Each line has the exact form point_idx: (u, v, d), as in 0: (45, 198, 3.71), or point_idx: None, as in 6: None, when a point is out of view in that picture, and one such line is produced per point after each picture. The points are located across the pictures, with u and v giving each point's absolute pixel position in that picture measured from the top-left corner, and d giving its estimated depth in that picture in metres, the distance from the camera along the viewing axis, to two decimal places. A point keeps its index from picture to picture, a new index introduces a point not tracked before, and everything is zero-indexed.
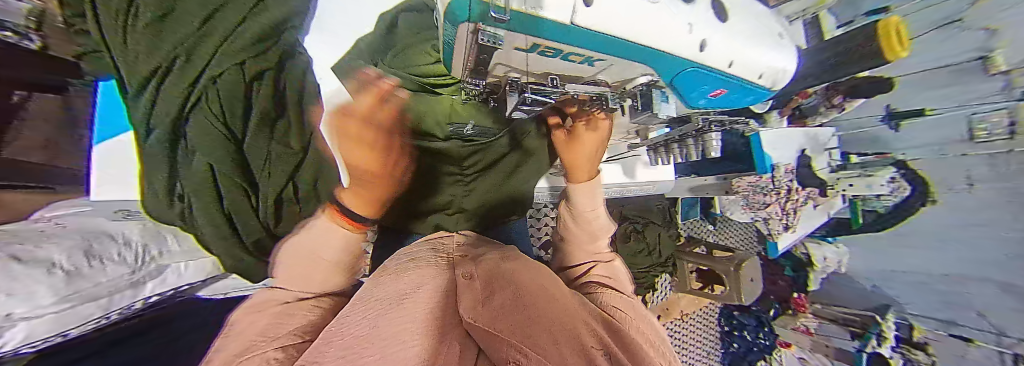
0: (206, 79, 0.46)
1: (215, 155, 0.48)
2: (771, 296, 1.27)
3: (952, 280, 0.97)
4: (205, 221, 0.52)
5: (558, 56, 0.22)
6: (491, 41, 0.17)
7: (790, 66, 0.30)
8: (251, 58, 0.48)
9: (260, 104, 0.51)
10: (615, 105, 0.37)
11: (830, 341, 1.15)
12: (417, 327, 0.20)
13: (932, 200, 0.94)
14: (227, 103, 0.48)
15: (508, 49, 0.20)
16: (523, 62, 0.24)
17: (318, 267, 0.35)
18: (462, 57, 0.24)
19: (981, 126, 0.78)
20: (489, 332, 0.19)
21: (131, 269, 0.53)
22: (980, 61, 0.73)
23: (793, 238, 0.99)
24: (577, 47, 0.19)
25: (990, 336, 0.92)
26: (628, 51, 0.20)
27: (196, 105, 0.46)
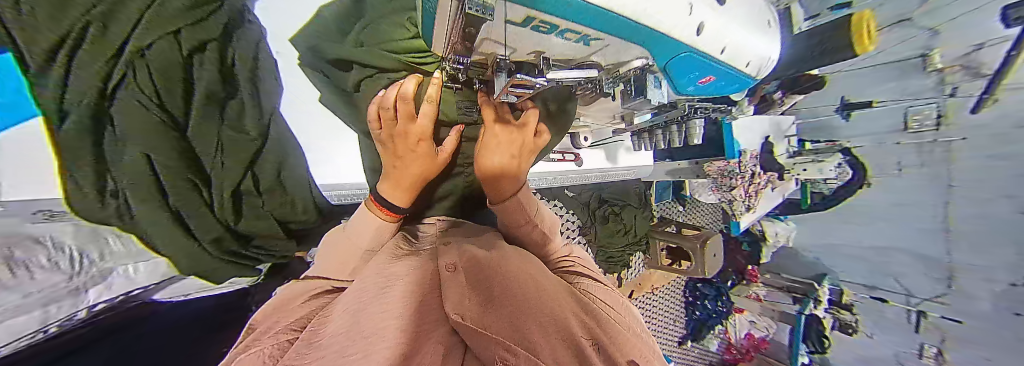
0: (132, 52, 0.35)
1: (157, 144, 0.38)
2: (730, 268, 1.43)
3: (880, 252, 1.14)
4: (147, 227, 0.42)
5: (554, 33, 0.20)
6: (480, 11, 0.14)
7: (773, 55, 0.31)
8: (190, 25, 0.40)
9: (205, 79, 0.43)
10: (610, 86, 0.38)
11: (778, 305, 1.30)
12: (402, 324, 0.21)
13: (869, 182, 1.11)
14: (164, 80, 0.38)
15: (500, 21, 0.17)
16: (515, 38, 0.22)
17: (354, 253, 0.41)
18: (448, 27, 0.22)
19: (916, 117, 0.97)
20: (478, 331, 0.20)
21: (66, 277, 0.42)
22: (921, 58, 0.94)
23: (753, 218, 1.07)
24: (578, 25, 0.17)
25: (899, 296, 1.12)
26: (629, 31, 0.19)
27: (122, 78, 0.35)
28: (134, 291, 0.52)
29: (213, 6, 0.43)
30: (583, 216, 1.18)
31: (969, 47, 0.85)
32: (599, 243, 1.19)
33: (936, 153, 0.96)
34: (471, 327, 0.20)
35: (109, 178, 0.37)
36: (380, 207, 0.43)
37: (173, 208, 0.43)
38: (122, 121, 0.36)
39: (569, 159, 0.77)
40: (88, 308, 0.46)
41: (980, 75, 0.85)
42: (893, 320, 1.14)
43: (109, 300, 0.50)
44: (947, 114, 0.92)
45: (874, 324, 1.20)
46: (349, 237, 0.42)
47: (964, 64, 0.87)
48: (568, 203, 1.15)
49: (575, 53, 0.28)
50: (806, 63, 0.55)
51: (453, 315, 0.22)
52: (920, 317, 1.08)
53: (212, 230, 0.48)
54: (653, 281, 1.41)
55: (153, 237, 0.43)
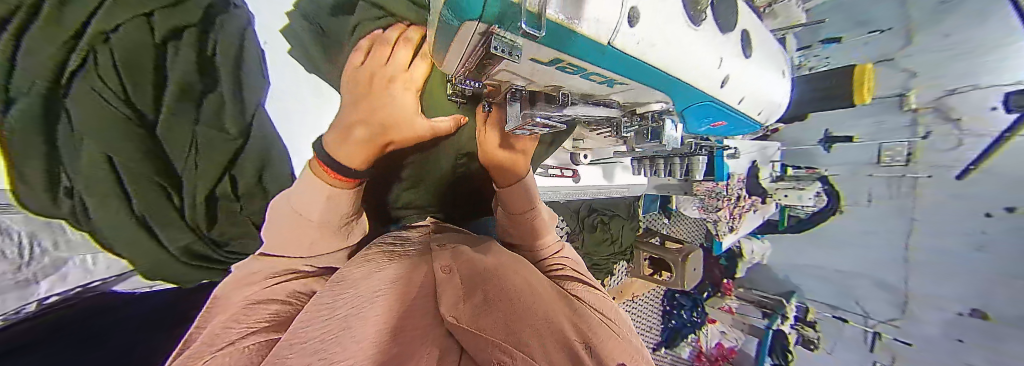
0: (93, 36, 0.37)
1: (111, 137, 0.40)
2: (707, 281, 1.48)
3: (846, 275, 1.21)
4: (97, 219, 0.44)
5: (578, 74, 0.20)
6: (506, 51, 0.13)
7: (781, 102, 0.33)
8: (163, 10, 0.41)
9: (181, 70, 0.44)
10: (628, 128, 0.36)
11: (747, 319, 1.35)
12: (397, 336, 0.19)
13: (842, 210, 1.17)
14: (129, 68, 0.40)
15: (523, 59, 0.16)
16: (535, 73, 0.21)
17: (306, 228, 0.36)
18: (462, 58, 0.20)
19: (889, 154, 1.04)
20: (477, 336, 0.18)
21: (12, 268, 0.43)
22: (899, 97, 1.02)
23: (734, 238, 1.12)
24: (604, 69, 0.17)
25: (859, 317, 1.20)
26: (655, 79, 0.18)
27: (82, 66, 0.37)
28: (93, 283, 0.50)
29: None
30: (572, 223, 1.18)
31: (942, 92, 0.95)
32: (586, 250, 1.20)
33: (902, 188, 1.05)
34: (468, 330, 0.19)
35: (64, 173, 0.40)
36: (327, 170, 0.37)
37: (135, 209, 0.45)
38: (77, 111, 0.38)
39: (566, 174, 0.76)
40: (39, 301, 0.45)
41: (948, 119, 0.95)
42: (851, 338, 1.22)
43: (66, 293, 0.47)
44: (915, 152, 1.01)
45: (834, 341, 1.26)
46: (296, 209, 0.36)
47: (936, 106, 0.96)
48: (558, 210, 1.15)
49: (595, 91, 0.27)
50: (810, 99, 0.71)
51: (449, 316, 0.21)
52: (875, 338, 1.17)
53: (183, 238, 0.51)
54: (634, 289, 1.44)
55: (108, 234, 0.45)
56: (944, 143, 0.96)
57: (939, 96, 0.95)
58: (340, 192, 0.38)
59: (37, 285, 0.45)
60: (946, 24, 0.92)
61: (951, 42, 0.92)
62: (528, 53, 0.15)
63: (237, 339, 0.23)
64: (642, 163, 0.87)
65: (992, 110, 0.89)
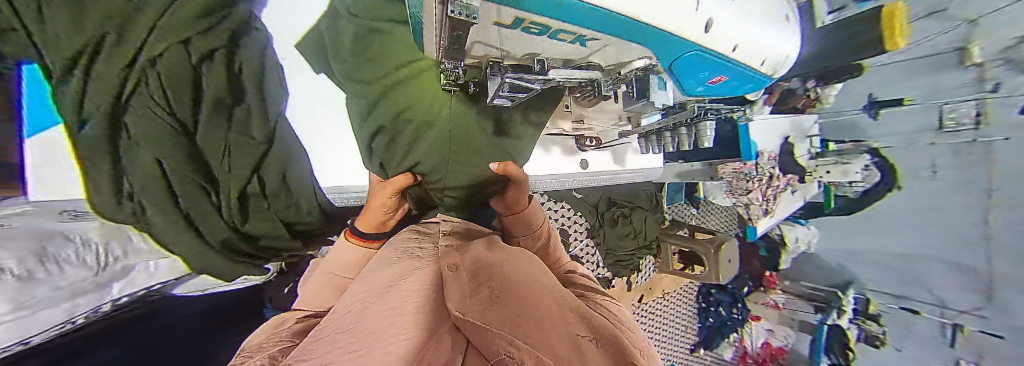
0: (144, 63, 0.40)
1: (166, 149, 0.45)
2: (747, 274, 1.42)
3: (908, 258, 1.11)
4: (154, 225, 0.49)
5: (546, 33, 0.22)
6: (462, 14, 0.15)
7: (793, 51, 0.32)
8: (201, 33, 0.46)
9: (214, 88, 0.49)
10: (611, 89, 0.40)
11: (796, 314, 1.31)
12: (407, 321, 0.22)
13: (898, 186, 1.08)
14: (175, 85, 0.44)
15: (488, 23, 0.19)
16: (497, 36, 0.23)
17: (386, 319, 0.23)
18: (434, 30, 0.23)
19: (953, 116, 0.92)
20: (480, 325, 0.21)
21: (93, 272, 0.48)
22: None
23: (771, 222, 1.01)
24: (558, 20, 0.17)
25: (931, 308, 1.09)
26: (627, 28, 0.18)
27: (132, 94, 0.41)
28: (156, 286, 0.60)
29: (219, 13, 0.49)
30: (591, 218, 1.17)
31: (1012, 40, 0.82)
32: (607, 246, 1.18)
33: (972, 155, 0.93)
34: (475, 324, 0.21)
35: (125, 178, 0.44)
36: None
37: (180, 207, 0.50)
38: (136, 128, 0.42)
39: (573, 163, 0.77)
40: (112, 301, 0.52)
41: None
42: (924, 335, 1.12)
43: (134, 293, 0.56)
44: (986, 112, 0.88)
45: (905, 337, 1.17)
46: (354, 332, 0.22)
47: (1008, 57, 0.84)
48: (573, 205, 1.14)
49: (572, 53, 0.30)
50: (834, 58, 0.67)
51: (456, 310, 0.23)
52: (956, 332, 1.04)
53: (220, 232, 0.57)
54: (664, 286, 1.38)
55: (158, 226, 0.50)
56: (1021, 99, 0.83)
57: (1009, 45, 0.83)
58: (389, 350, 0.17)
59: (110, 287, 0.52)
60: None
61: None
62: (490, 17, 0.18)
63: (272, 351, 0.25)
64: (648, 140, 0.76)
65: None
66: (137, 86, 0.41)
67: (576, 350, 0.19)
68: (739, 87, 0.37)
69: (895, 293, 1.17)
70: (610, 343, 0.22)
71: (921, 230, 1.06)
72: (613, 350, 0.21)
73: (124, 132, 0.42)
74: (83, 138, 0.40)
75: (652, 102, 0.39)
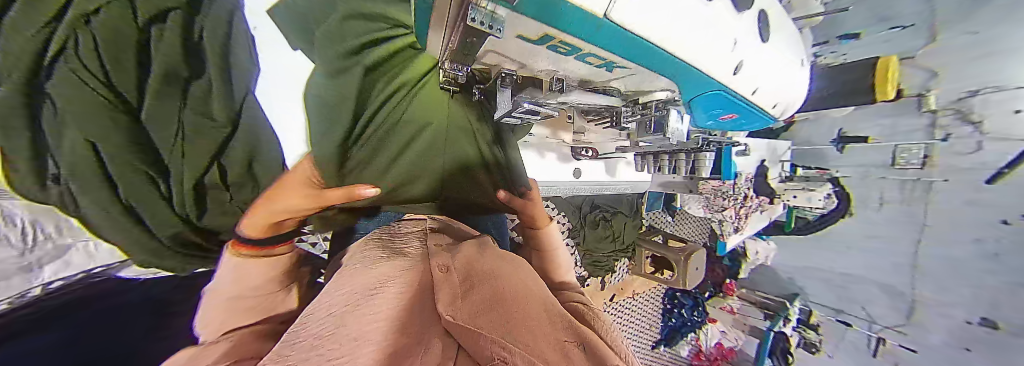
0: (73, 17, 0.39)
1: (100, 122, 0.41)
2: (709, 281, 1.52)
3: (850, 278, 1.28)
4: (87, 208, 0.44)
5: (574, 55, 0.21)
6: (486, 22, 0.14)
7: (799, 95, 0.35)
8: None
9: (163, 58, 0.46)
10: (627, 120, 0.39)
11: (748, 319, 1.46)
12: (390, 325, 0.20)
13: (850, 213, 1.24)
14: (108, 50, 0.42)
15: (512, 35, 0.17)
16: (512, 48, 0.21)
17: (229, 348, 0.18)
18: (448, 34, 0.21)
19: (904, 156, 1.08)
20: (468, 327, 0.20)
21: (17, 252, 0.47)
22: (919, 98, 1.06)
23: (740, 238, 1.09)
24: (591, 44, 0.17)
25: (863, 322, 1.27)
26: (660, 60, 0.18)
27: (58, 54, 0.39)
28: (96, 269, 0.54)
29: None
30: (573, 219, 1.16)
31: (964, 93, 0.99)
32: (586, 246, 1.19)
33: (916, 192, 1.10)
34: (463, 327, 0.20)
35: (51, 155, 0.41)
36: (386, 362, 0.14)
37: (120, 197, 0.46)
38: (63, 95, 0.39)
39: (567, 169, 0.75)
40: (43, 285, 0.48)
41: (968, 122, 0.99)
42: (853, 343, 1.30)
43: (70, 277, 0.51)
44: (932, 156, 1.06)
45: (835, 344, 1.35)
46: (322, 332, 0.19)
47: (955, 109, 1.00)
48: (558, 204, 1.13)
49: (591, 76, 0.29)
50: None
51: (445, 315, 0.21)
52: (879, 344, 1.23)
53: (169, 226, 0.51)
54: (633, 287, 1.44)
55: (96, 218, 0.45)
56: (963, 147, 1.01)
57: (961, 97, 0.99)
58: (366, 353, 0.15)
59: (38, 271, 0.49)
60: (971, 22, 0.95)
61: (977, 41, 0.95)
62: (516, 30, 0.16)
63: (236, 349, 0.22)
64: (646, 158, 0.87)
65: (970, 93, 0.98)
66: (64, 44, 0.39)
67: (565, 355, 0.19)
68: (746, 126, 0.38)
69: (833, 308, 1.33)
70: (598, 347, 0.21)
71: (867, 254, 1.23)
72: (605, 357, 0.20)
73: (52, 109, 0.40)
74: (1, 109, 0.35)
75: (668, 136, 0.38)
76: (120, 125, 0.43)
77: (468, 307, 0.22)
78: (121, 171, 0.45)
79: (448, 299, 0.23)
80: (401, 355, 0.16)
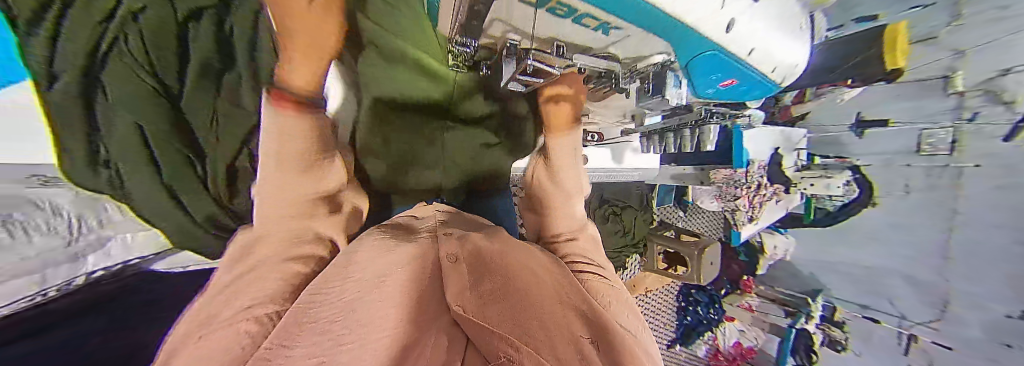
0: (121, 18, 0.33)
1: (143, 112, 0.39)
2: (725, 277, 1.47)
3: (875, 272, 1.25)
4: (133, 190, 0.45)
5: (571, 17, 0.22)
6: None
7: (802, 60, 0.33)
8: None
9: (201, 52, 0.40)
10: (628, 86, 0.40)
11: (767, 316, 1.36)
12: (401, 314, 0.21)
13: (875, 203, 1.20)
14: (157, 48, 0.37)
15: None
16: (515, 14, 0.24)
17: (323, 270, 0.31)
18: (463, 6, 0.24)
19: (929, 140, 1.05)
20: (478, 322, 0.20)
21: (65, 242, 0.47)
22: (944, 79, 1.01)
23: (753, 229, 1.06)
24: (585, 2, 0.18)
25: (893, 318, 1.21)
26: (648, 16, 0.19)
27: (107, 53, 0.35)
28: (133, 260, 0.55)
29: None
30: (582, 215, 1.16)
31: (995, 72, 0.92)
32: None
33: (943, 178, 1.05)
34: (473, 321, 0.20)
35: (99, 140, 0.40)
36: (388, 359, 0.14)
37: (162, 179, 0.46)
38: (112, 92, 0.37)
39: None
40: (87, 274, 0.50)
41: (1001, 102, 0.92)
42: (883, 341, 1.24)
43: (110, 267, 0.53)
44: (961, 139, 1.01)
45: (863, 345, 1.28)
46: (327, 314, 0.20)
47: (985, 89, 0.95)
48: None
49: (589, 40, 0.30)
50: None
51: (454, 307, 0.22)
52: (910, 341, 1.18)
53: (203, 205, 0.51)
54: (646, 284, 1.41)
55: (140, 199, 0.46)
56: (994, 129, 0.94)
57: (992, 77, 0.93)
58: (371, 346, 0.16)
59: (85, 259, 0.50)
60: None
61: (1007, 14, 0.88)
62: None
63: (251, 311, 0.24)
64: (651, 140, 0.82)
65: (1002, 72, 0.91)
66: (112, 46, 0.34)
67: (576, 354, 0.19)
68: (749, 93, 0.39)
69: (859, 303, 1.29)
70: (610, 350, 0.22)
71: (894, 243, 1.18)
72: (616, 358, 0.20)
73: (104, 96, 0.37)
74: (52, 101, 0.34)
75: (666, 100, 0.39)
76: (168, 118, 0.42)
77: (478, 300, 0.23)
78: (161, 151, 0.43)
79: (456, 291, 0.24)
80: (413, 350, 0.17)
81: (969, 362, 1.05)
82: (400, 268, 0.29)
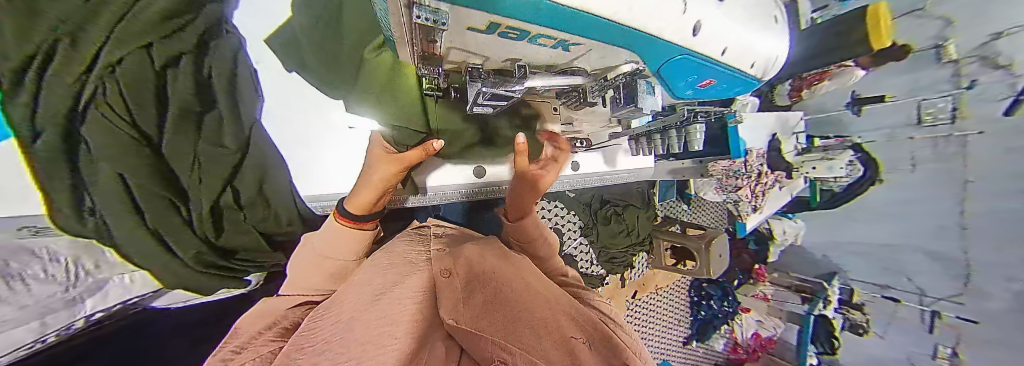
0: (106, 68, 0.32)
1: (128, 164, 0.35)
2: (737, 268, 1.43)
3: (891, 249, 1.21)
4: (124, 244, 0.41)
5: (525, 38, 0.22)
6: (428, 18, 0.14)
7: (780, 54, 0.33)
8: (161, 37, 0.36)
9: (181, 92, 0.40)
10: (599, 93, 0.42)
11: (784, 305, 1.35)
12: (399, 328, 0.21)
13: (881, 179, 1.20)
14: (136, 96, 0.35)
15: (463, 28, 0.18)
16: (473, 42, 0.23)
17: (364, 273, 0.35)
18: (409, 40, 0.23)
19: (931, 111, 1.04)
20: (473, 332, 0.21)
21: (64, 288, 0.44)
22: (937, 50, 1.01)
23: (760, 218, 1.03)
24: (532, 24, 0.17)
25: (913, 296, 1.18)
26: (608, 31, 0.18)
27: (91, 99, 0.32)
28: (132, 299, 0.53)
29: (186, 18, 0.39)
30: (585, 217, 1.15)
31: (987, 36, 0.92)
32: (600, 244, 1.17)
33: (950, 149, 1.03)
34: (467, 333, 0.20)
35: (85, 192, 0.36)
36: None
37: (149, 228, 0.42)
38: (93, 144, 0.33)
39: (564, 164, 0.75)
40: (86, 317, 0.49)
41: (996, 66, 0.91)
42: (906, 320, 1.20)
43: (109, 309, 0.51)
44: (961, 107, 0.99)
45: (885, 323, 1.25)
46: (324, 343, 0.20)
47: (980, 54, 0.94)
48: (568, 203, 1.13)
49: (556, 59, 0.30)
50: None
51: (448, 320, 0.22)
52: (935, 316, 1.13)
53: (190, 245, 0.47)
54: (656, 281, 1.39)
55: (129, 251, 0.42)
56: (995, 93, 0.92)
57: (984, 41, 0.92)
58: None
59: (80, 304, 0.47)
60: None
61: None
62: (463, 23, 0.17)
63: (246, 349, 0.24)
64: (639, 142, 0.79)
65: (994, 35, 0.91)
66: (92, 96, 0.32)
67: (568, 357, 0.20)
68: (731, 91, 0.37)
69: (877, 284, 1.26)
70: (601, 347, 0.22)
71: (904, 219, 1.16)
72: (609, 358, 0.21)
73: (85, 147, 0.34)
74: (37, 156, 0.30)
75: (641, 107, 0.39)
76: (156, 168, 0.38)
77: (475, 312, 0.23)
78: (150, 207, 0.40)
79: (451, 302, 0.24)
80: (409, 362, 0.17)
81: (997, 336, 1.01)
82: (397, 286, 0.28)
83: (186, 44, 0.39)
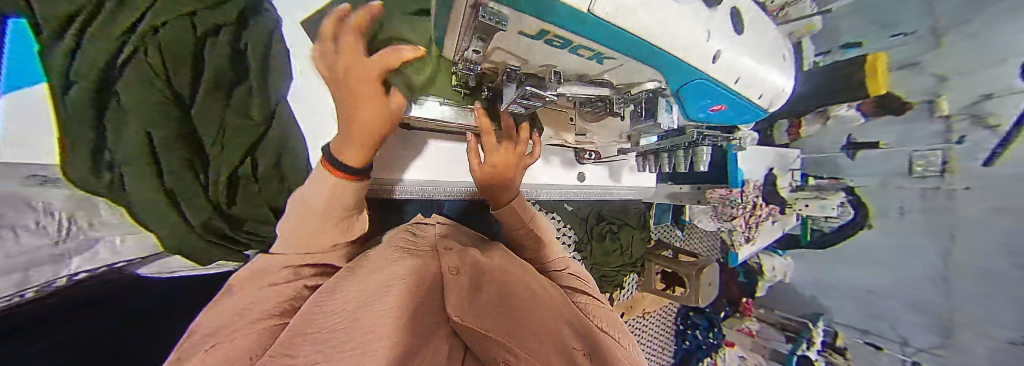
0: (147, 28, 0.38)
1: (154, 116, 0.39)
2: (724, 299, 1.48)
3: (875, 296, 1.22)
4: (135, 202, 0.41)
5: (567, 48, 0.24)
6: (493, 20, 0.18)
7: (788, 87, 0.35)
8: (205, 10, 0.43)
9: (216, 61, 0.45)
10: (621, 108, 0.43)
11: (768, 342, 1.35)
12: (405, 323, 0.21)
13: (870, 224, 1.22)
14: (174, 56, 0.41)
15: (515, 32, 0.21)
16: (520, 46, 0.25)
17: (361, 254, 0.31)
18: (463, 36, 0.26)
19: (923, 162, 1.08)
20: (480, 335, 0.21)
21: (54, 240, 0.41)
22: (931, 104, 1.06)
23: (752, 250, 1.05)
24: (577, 36, 0.20)
25: (895, 345, 1.20)
26: (642, 47, 0.21)
27: (133, 53, 0.37)
28: (119, 263, 0.51)
29: None
30: (580, 232, 1.15)
31: (978, 96, 0.97)
32: (593, 260, 1.17)
33: (938, 200, 1.07)
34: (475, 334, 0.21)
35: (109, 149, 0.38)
36: None
37: (166, 188, 0.42)
38: (125, 94, 0.37)
39: (571, 174, 0.77)
40: (71, 275, 0.44)
41: (986, 126, 0.96)
42: None
43: (95, 270, 0.47)
44: (951, 161, 1.03)
45: None
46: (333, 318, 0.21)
47: (969, 113, 0.99)
48: (565, 216, 1.13)
49: (582, 70, 0.32)
50: None
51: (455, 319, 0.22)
52: None
53: (203, 212, 0.47)
54: (644, 305, 1.38)
55: (143, 211, 0.42)
56: (979, 151, 0.97)
57: (976, 100, 0.97)
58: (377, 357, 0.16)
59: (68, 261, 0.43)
60: (970, 26, 0.96)
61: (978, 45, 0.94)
62: (517, 27, 0.20)
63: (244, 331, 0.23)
64: (646, 159, 0.83)
65: (985, 96, 0.95)
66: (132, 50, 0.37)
67: None
68: (738, 118, 0.40)
69: (860, 328, 1.28)
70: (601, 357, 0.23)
71: (890, 265, 1.18)
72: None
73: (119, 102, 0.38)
74: (72, 96, 0.34)
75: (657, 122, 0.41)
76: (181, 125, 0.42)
77: (482, 315, 0.24)
78: (171, 165, 0.42)
79: (458, 300, 0.24)
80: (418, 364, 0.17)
81: None
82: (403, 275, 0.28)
83: (225, 20, 0.45)
